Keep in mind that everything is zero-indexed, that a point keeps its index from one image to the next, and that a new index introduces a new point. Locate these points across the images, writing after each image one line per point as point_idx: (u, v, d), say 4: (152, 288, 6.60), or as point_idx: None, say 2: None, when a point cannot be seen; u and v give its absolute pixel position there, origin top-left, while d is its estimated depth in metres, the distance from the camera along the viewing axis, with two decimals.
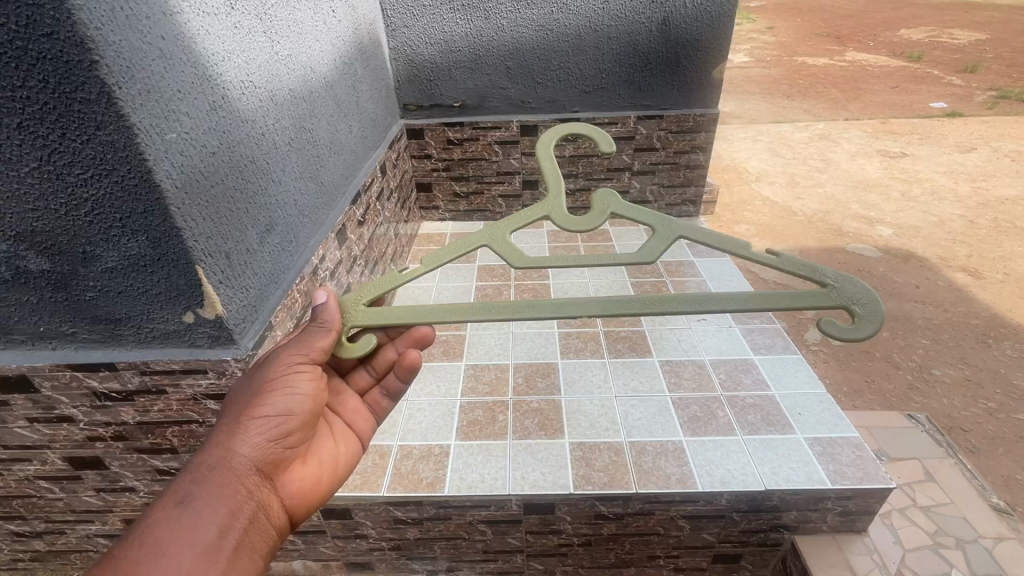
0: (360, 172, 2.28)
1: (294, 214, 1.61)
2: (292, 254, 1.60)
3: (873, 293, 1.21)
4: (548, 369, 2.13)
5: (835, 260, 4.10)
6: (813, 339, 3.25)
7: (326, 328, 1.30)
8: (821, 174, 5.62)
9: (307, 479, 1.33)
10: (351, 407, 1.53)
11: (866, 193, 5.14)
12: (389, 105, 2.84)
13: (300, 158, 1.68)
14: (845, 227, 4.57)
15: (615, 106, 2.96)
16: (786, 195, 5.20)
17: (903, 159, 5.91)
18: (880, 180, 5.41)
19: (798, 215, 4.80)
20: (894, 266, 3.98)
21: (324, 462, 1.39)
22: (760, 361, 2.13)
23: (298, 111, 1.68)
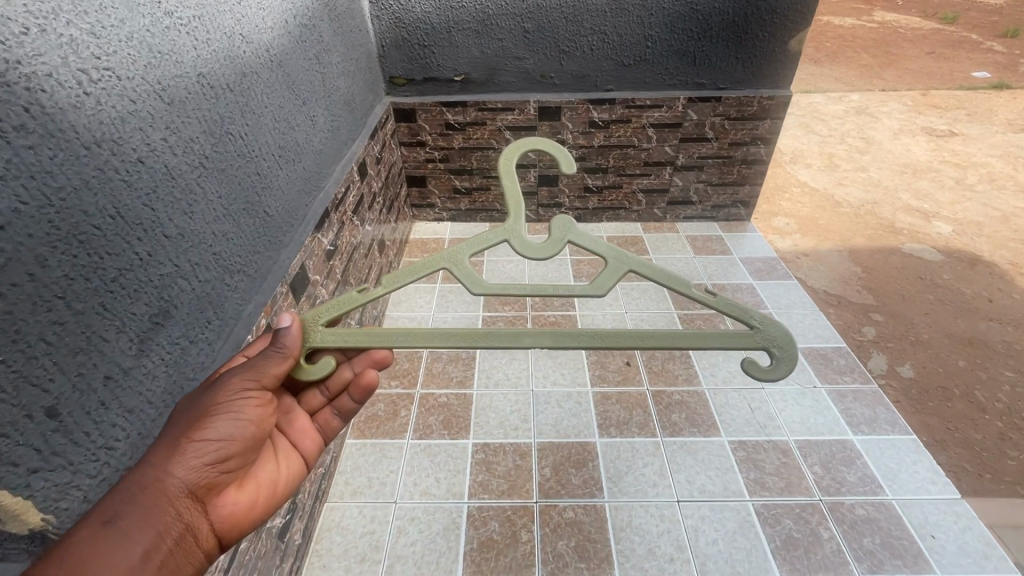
0: (330, 181, 1.67)
1: (212, 280, 1.02)
2: (212, 343, 1.02)
3: (792, 338, 1.08)
4: (584, 458, 1.60)
5: (893, 264, 3.55)
6: (878, 368, 2.75)
7: (284, 355, 0.96)
8: (863, 155, 4.96)
9: (245, 512, 0.91)
10: (299, 425, 1.10)
11: (916, 180, 4.54)
12: (371, 82, 2.18)
13: (223, 185, 1.07)
14: (898, 221, 4.00)
15: (661, 83, 2.32)
16: (828, 180, 4.57)
17: (953, 138, 5.25)
18: (929, 163, 4.79)
19: (843, 206, 4.20)
20: (960, 274, 3.45)
21: (266, 490, 0.97)
22: (864, 446, 1.61)
23: (217, 108, 1.06)
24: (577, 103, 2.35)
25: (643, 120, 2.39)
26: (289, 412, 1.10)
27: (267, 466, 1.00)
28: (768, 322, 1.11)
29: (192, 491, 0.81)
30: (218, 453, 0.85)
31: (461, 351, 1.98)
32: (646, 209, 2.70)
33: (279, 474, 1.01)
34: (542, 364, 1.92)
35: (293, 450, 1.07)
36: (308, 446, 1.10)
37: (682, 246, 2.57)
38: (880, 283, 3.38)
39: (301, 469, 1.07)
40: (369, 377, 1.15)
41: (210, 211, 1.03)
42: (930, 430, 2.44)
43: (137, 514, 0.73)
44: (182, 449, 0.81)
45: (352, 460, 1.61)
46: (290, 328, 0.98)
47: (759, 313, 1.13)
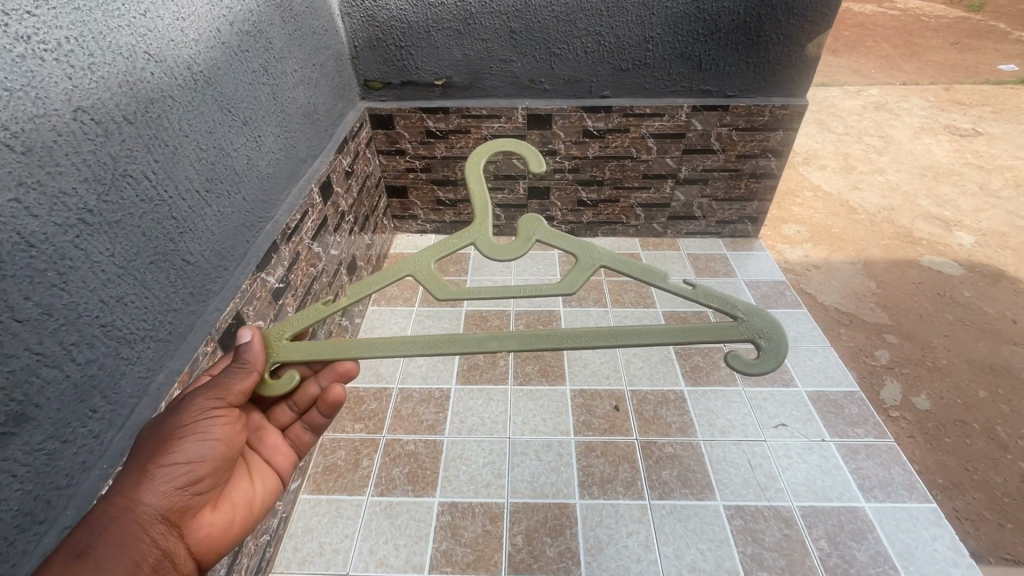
0: (282, 208, 1.48)
1: (98, 359, 0.85)
2: (97, 434, 0.85)
3: (780, 329, 1.04)
4: (561, 525, 1.43)
5: (909, 280, 3.20)
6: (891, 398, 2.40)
7: (248, 369, 0.98)
8: (882, 155, 4.57)
9: (220, 531, 0.94)
10: (271, 441, 1.13)
11: (936, 184, 4.17)
12: (341, 87, 1.97)
13: (118, 240, 0.89)
14: (916, 231, 3.65)
15: (663, 90, 2.10)
16: (842, 183, 4.20)
17: (976, 139, 4.74)
18: (951, 165, 4.40)
19: (858, 212, 3.84)
20: (978, 291, 3.13)
21: (241, 508, 0.99)
22: (877, 517, 1.43)
23: (110, 146, 0.88)
24: (569, 111, 2.14)
25: (642, 130, 2.18)
26: (260, 429, 1.12)
27: (242, 485, 1.02)
28: (753, 313, 1.08)
29: (165, 515, 0.84)
30: (190, 475, 0.88)
31: (433, 390, 1.81)
32: (645, 224, 2.50)
33: (255, 491, 1.04)
34: (521, 407, 1.74)
35: (267, 467, 1.10)
36: (282, 461, 1.13)
37: (682, 266, 2.36)
38: (894, 303, 3.03)
39: (275, 485, 1.10)
40: (335, 392, 1.16)
41: (96, 276, 0.85)
42: (947, 469, 2.13)
43: (110, 543, 0.76)
44: (152, 476, 0.84)
45: (306, 520, 1.46)
46: (252, 342, 1.00)
47: (744, 303, 1.09)
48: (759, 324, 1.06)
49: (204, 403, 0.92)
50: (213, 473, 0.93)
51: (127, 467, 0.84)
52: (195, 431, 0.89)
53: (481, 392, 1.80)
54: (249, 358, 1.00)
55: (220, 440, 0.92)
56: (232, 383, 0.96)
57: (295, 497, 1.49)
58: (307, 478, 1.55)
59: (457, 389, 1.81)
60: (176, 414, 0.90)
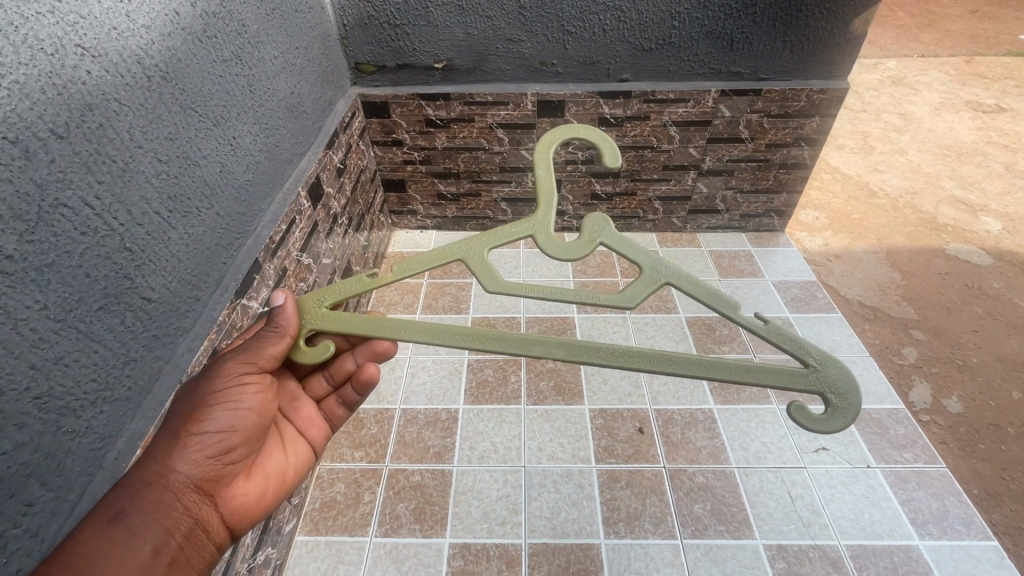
0: (264, 219, 1.29)
1: (31, 441, 0.68)
2: (35, 531, 0.69)
3: (857, 389, 0.88)
4: (586, 570, 1.30)
5: (936, 270, 2.53)
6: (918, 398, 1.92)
7: (282, 333, 0.92)
8: (902, 134, 3.71)
9: (252, 502, 0.89)
10: (305, 412, 1.05)
11: (959, 165, 3.37)
12: (329, 73, 1.76)
13: (48, 289, 0.72)
14: (941, 216, 2.91)
15: (688, 73, 1.89)
16: (861, 164, 3.38)
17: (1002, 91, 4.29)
18: (975, 146, 3.58)
19: (876, 178, 3.23)
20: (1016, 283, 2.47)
21: (274, 478, 0.94)
22: (933, 557, 1.30)
23: (22, 170, 0.69)
24: (584, 96, 1.93)
25: (664, 117, 1.98)
26: (295, 399, 1.05)
27: (276, 454, 0.97)
28: (827, 363, 0.92)
29: (197, 484, 0.80)
30: (223, 443, 0.84)
31: (439, 412, 1.65)
32: (663, 218, 2.31)
33: (288, 462, 0.98)
34: (537, 430, 1.59)
35: (301, 439, 1.03)
36: (316, 434, 1.06)
37: (704, 266, 2.19)
38: (917, 289, 2.41)
39: (309, 457, 1.03)
40: (370, 372, 1.05)
41: (19, 339, 0.68)
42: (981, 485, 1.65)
43: (142, 510, 0.73)
44: (185, 441, 0.79)
45: (304, 567, 1.32)
46: (284, 306, 0.92)
47: (818, 349, 0.93)
48: (832, 378, 0.90)
49: (236, 367, 0.87)
50: (246, 441, 0.88)
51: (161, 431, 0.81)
52: (227, 398, 0.84)
53: (493, 413, 1.64)
54: (282, 322, 0.92)
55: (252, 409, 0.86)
56: (266, 348, 0.89)
57: (291, 540, 1.35)
58: (304, 516, 1.41)
59: (465, 409, 1.65)
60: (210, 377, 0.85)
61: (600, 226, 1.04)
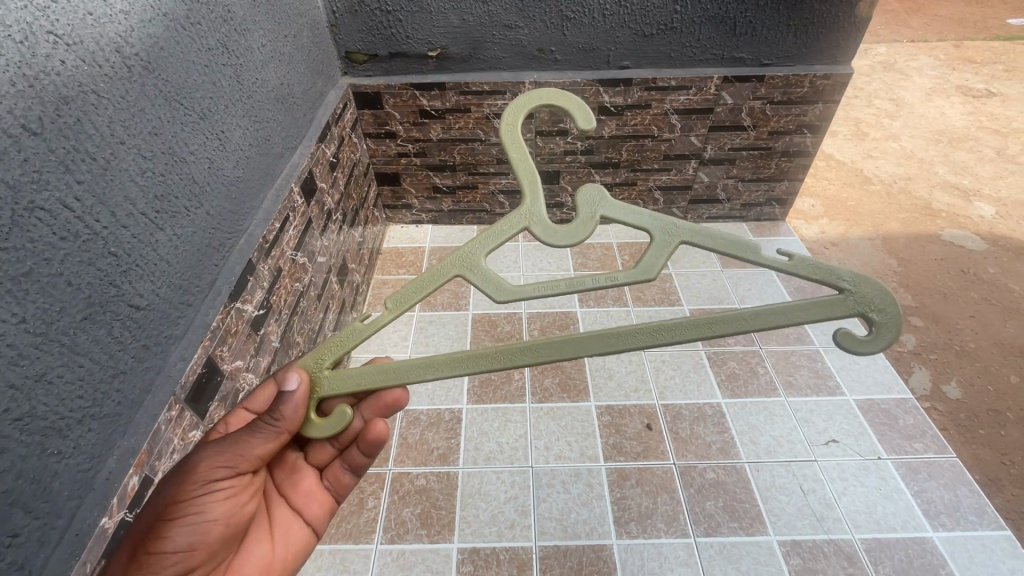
0: (257, 217, 1.23)
1: (13, 467, 0.63)
2: (23, 563, 0.64)
3: (897, 300, 0.83)
4: (598, 572, 1.27)
5: (933, 256, 2.34)
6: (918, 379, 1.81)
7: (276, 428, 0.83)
8: (894, 121, 3.43)
9: None
10: (304, 487, 0.97)
11: (951, 150, 3.13)
12: (319, 62, 1.68)
13: (26, 300, 0.66)
14: (935, 202, 2.70)
15: (690, 59, 1.84)
16: (855, 152, 3.11)
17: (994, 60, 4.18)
18: (966, 130, 3.32)
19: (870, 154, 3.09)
20: (1014, 269, 2.29)
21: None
22: (948, 549, 1.29)
23: None
24: (583, 85, 1.87)
25: (665, 105, 1.93)
26: (293, 473, 0.97)
27: (260, 546, 0.89)
28: (860, 281, 0.86)
29: None
30: (191, 553, 0.77)
31: (442, 412, 1.61)
32: (664, 208, 2.27)
33: (274, 552, 0.91)
34: (543, 430, 1.56)
35: (295, 518, 0.95)
36: (315, 511, 0.98)
37: (706, 256, 2.15)
38: (911, 272, 2.26)
39: (302, 541, 0.95)
40: (377, 430, 0.95)
41: None
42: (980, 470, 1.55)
43: None
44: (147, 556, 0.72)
45: None
46: (292, 394, 0.82)
47: (849, 271, 0.87)
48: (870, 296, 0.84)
49: (213, 468, 0.79)
50: (219, 544, 0.81)
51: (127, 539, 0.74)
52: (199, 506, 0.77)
53: (497, 412, 1.60)
54: (279, 414, 0.83)
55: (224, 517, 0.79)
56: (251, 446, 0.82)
57: None
58: None
59: (469, 409, 1.61)
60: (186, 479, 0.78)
61: (595, 198, 0.95)
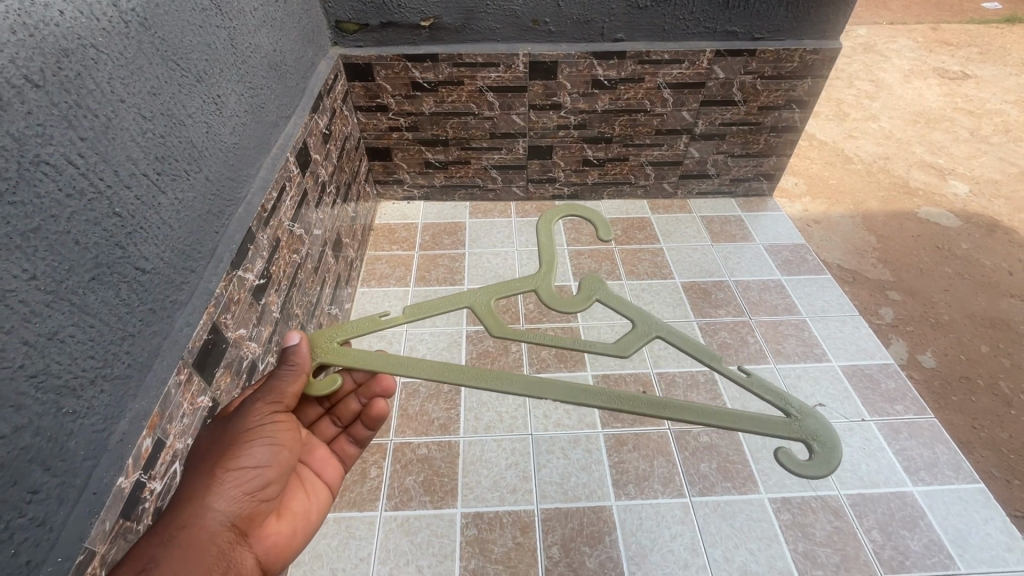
0: (254, 185, 1.20)
1: (30, 424, 0.62)
2: (42, 520, 0.64)
3: (836, 435, 1.12)
4: (599, 531, 1.31)
5: (911, 233, 2.41)
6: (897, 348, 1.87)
7: (297, 370, 0.95)
8: (874, 101, 3.50)
9: (279, 544, 0.89)
10: (319, 454, 1.06)
11: (928, 131, 3.20)
12: (309, 30, 1.64)
13: (36, 257, 0.65)
14: (912, 180, 2.77)
15: (683, 32, 1.85)
16: (836, 131, 3.18)
17: (973, 42, 4.24)
18: (941, 111, 3.39)
19: (852, 134, 3.15)
20: (986, 245, 2.38)
21: (297, 520, 0.94)
22: (927, 501, 1.37)
23: None
24: (578, 57, 1.86)
25: (658, 79, 1.94)
26: (306, 443, 1.05)
27: (296, 497, 0.96)
28: (805, 412, 1.15)
29: (233, 524, 0.79)
30: (257, 481, 0.83)
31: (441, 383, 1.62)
32: (655, 183, 2.29)
33: (309, 505, 0.98)
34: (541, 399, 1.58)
35: (316, 477, 1.03)
36: (334, 474, 1.06)
37: (697, 231, 2.19)
38: (889, 248, 2.31)
39: (328, 497, 1.03)
40: (379, 409, 1.09)
41: (8, 312, 0.61)
42: (952, 432, 1.63)
43: (178, 556, 0.71)
44: (221, 483, 0.79)
45: (313, 545, 1.29)
46: (299, 343, 0.96)
47: (796, 402, 1.18)
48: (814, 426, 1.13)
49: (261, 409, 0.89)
50: (279, 478, 0.88)
51: (193, 474, 0.80)
52: (258, 437, 0.85)
53: None
54: (298, 359, 0.95)
55: (283, 446, 0.88)
56: (286, 389, 0.92)
57: None
58: None
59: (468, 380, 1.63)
60: (239, 419, 0.86)
61: (595, 284, 1.40)
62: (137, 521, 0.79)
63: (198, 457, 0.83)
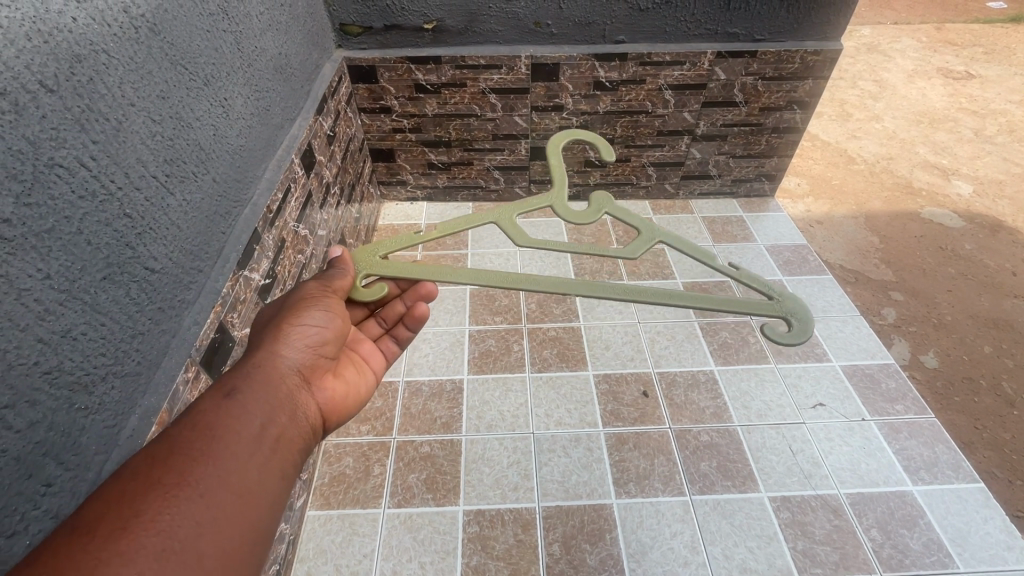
0: (260, 186, 1.22)
1: (45, 419, 0.64)
2: (56, 512, 0.66)
3: (808, 311, 1.12)
4: (600, 529, 1.33)
5: (913, 234, 2.41)
6: (899, 349, 1.87)
7: (343, 263, 1.07)
8: (877, 101, 3.49)
9: (338, 401, 0.94)
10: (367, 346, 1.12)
11: (932, 131, 3.20)
12: (314, 34, 1.66)
13: (50, 257, 0.67)
14: (915, 180, 2.77)
15: (685, 34, 1.86)
16: (839, 132, 3.17)
17: (978, 41, 4.21)
18: (945, 112, 3.39)
19: (854, 135, 3.14)
20: (989, 246, 2.38)
21: (352, 388, 0.99)
22: (926, 501, 1.37)
23: (4, 122, 0.62)
24: (579, 59, 1.88)
25: (660, 80, 1.95)
26: (354, 335, 1.12)
27: (350, 370, 1.02)
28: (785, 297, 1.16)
29: (298, 372, 0.86)
30: (316, 339, 0.90)
31: (443, 382, 1.64)
32: (656, 184, 2.30)
33: (363, 377, 1.04)
34: (543, 398, 1.60)
35: (366, 362, 1.09)
36: (380, 364, 1.12)
37: (698, 232, 2.20)
38: (892, 249, 2.31)
39: (375, 380, 1.08)
40: (420, 309, 1.16)
41: (24, 311, 0.63)
42: (953, 433, 1.63)
43: (255, 385, 0.78)
44: (284, 335, 0.86)
45: (317, 542, 1.31)
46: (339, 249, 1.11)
47: (777, 288, 1.18)
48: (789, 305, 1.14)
49: (315, 288, 0.98)
50: (336, 343, 0.94)
51: (263, 332, 0.88)
52: (316, 302, 0.93)
53: (498, 382, 1.64)
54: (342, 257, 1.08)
55: (340, 313, 0.95)
56: (336, 275, 1.03)
57: (302, 515, 1.34)
58: (313, 491, 1.39)
59: (470, 379, 1.65)
60: (297, 293, 0.96)
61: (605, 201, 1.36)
62: None
63: (262, 324, 0.91)
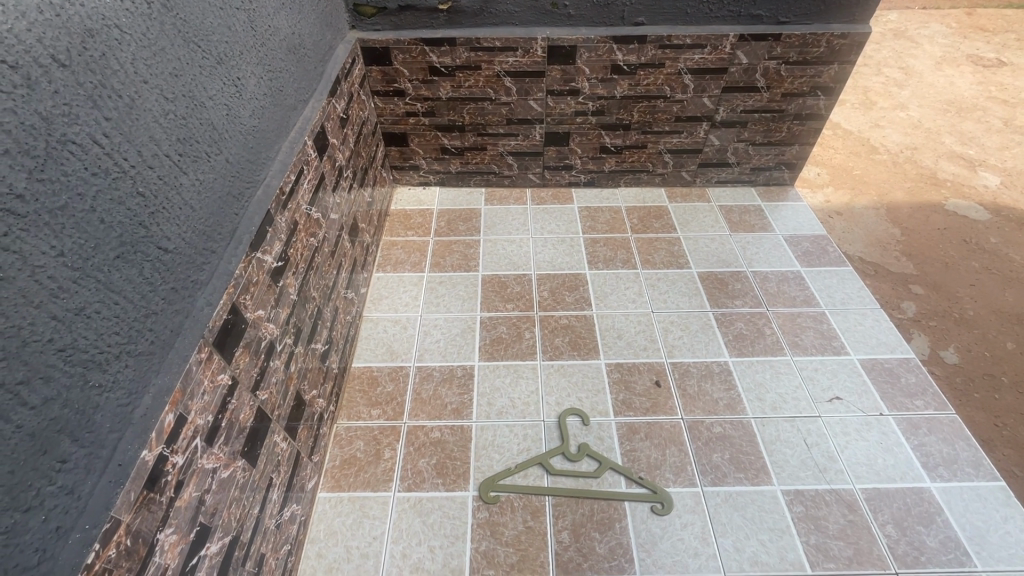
0: (273, 168, 1.21)
1: (59, 396, 0.65)
2: (72, 488, 0.66)
3: None
4: (610, 518, 1.32)
5: (937, 226, 2.34)
6: (920, 344, 1.82)
7: None
8: (903, 89, 3.38)
9: None
10: None
11: (960, 120, 3.09)
12: (327, 14, 1.64)
13: (63, 234, 0.66)
14: (940, 171, 2.69)
15: (705, 16, 1.82)
16: (862, 119, 3.08)
17: (1011, 27, 4.05)
18: (974, 100, 3.27)
19: (878, 123, 3.05)
20: (1016, 239, 2.30)
21: None
22: (944, 498, 1.35)
23: (12, 94, 0.61)
24: (597, 41, 1.84)
25: (679, 64, 1.90)
26: None
27: None
28: None
29: None
30: None
31: (454, 368, 1.64)
32: (673, 171, 2.26)
33: None
34: (553, 386, 1.59)
35: None
36: None
37: (715, 221, 2.15)
38: (914, 241, 2.25)
39: None
40: None
41: (38, 287, 0.63)
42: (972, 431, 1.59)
43: None
44: None
45: (328, 523, 1.32)
46: None
47: None
48: None
49: None
50: None
51: None
52: None
53: (509, 369, 1.63)
54: None
55: None
56: None
57: (313, 496, 1.35)
58: (325, 473, 1.41)
59: (481, 366, 1.64)
60: None
61: None
62: (160, 492, 0.81)
63: None
